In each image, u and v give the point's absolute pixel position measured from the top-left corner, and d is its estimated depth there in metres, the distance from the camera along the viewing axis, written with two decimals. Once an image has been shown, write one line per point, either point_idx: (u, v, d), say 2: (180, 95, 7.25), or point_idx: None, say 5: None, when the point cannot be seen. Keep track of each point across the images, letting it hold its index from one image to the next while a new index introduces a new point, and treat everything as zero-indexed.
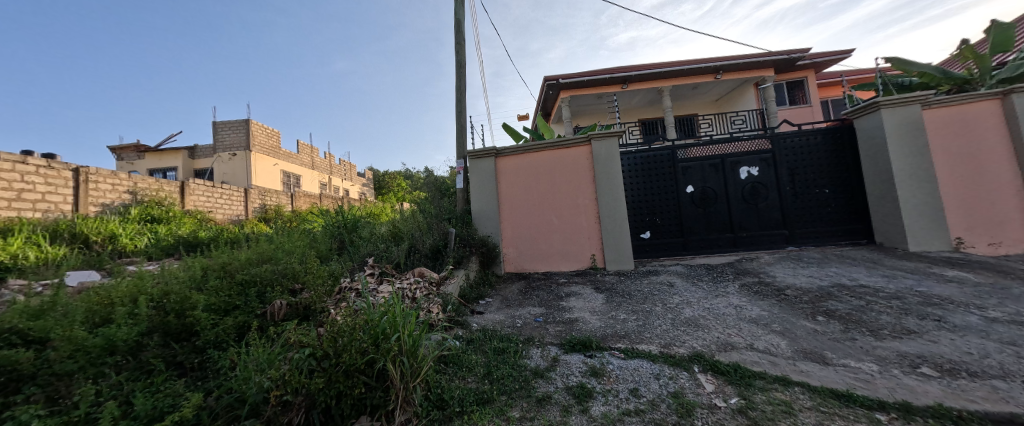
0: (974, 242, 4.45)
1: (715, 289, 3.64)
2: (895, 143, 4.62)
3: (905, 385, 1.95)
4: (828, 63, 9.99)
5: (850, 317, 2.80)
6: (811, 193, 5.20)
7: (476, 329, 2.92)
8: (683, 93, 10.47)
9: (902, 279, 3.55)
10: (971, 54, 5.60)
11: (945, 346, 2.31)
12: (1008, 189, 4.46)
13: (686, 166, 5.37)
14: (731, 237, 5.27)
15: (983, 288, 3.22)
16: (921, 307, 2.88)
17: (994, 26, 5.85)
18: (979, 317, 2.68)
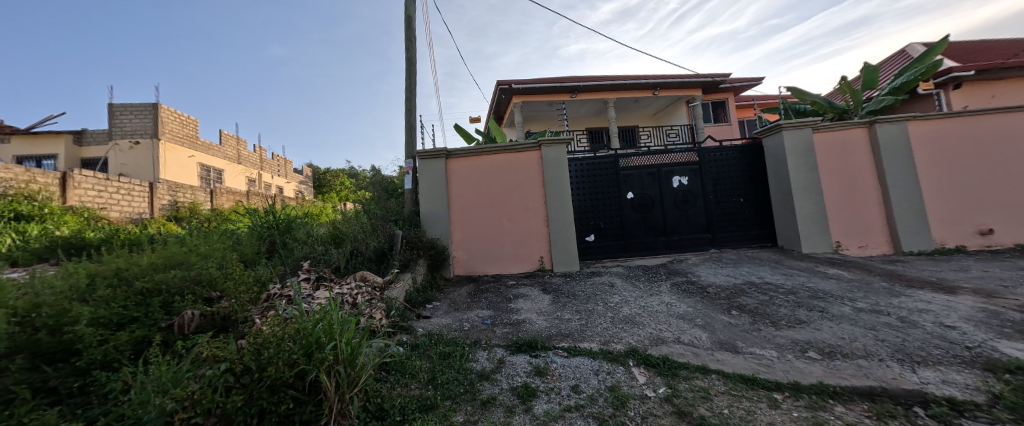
0: (849, 245, 5.30)
1: (650, 288, 3.93)
2: (794, 159, 5.35)
3: (796, 368, 2.26)
4: (745, 87, 11.31)
5: (758, 311, 3.18)
6: (731, 201, 5.83)
7: (421, 334, 2.85)
8: (625, 105, 11.17)
9: (797, 276, 4.11)
10: (849, 88, 6.71)
11: (826, 333, 2.72)
12: (874, 202, 5.38)
13: (627, 173, 5.73)
14: (665, 240, 5.72)
15: (856, 283, 3.85)
16: (810, 300, 3.37)
17: (864, 67, 7.06)
18: (851, 307, 3.20)
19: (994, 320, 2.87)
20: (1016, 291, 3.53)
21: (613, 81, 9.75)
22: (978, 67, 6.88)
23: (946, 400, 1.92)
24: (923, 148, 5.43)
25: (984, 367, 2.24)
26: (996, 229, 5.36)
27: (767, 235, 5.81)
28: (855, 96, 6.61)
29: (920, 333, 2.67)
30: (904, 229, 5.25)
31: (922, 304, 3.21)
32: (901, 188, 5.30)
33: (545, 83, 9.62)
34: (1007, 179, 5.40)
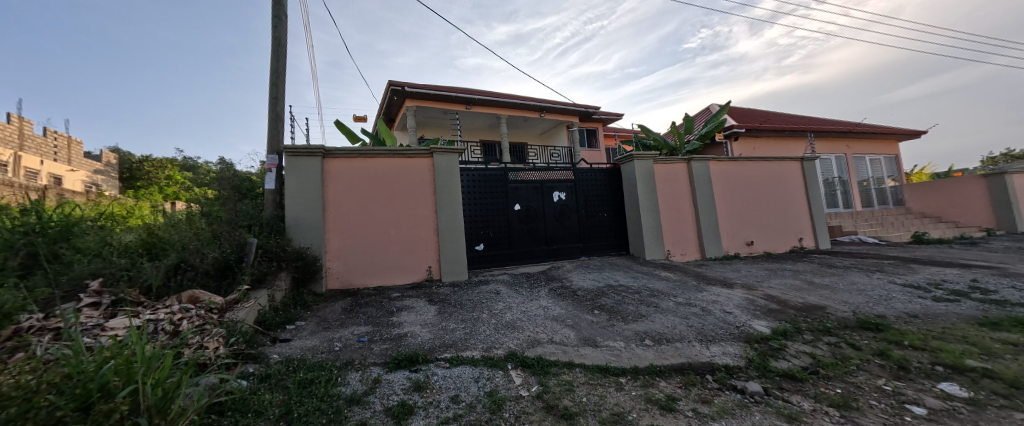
0: (675, 252, 6.68)
1: (531, 294, 4.21)
2: (641, 183, 6.52)
3: (637, 354, 2.72)
4: (611, 120, 13.32)
5: (614, 309, 3.73)
6: (598, 216, 6.73)
7: (276, 362, 2.43)
8: (515, 123, 11.87)
9: (641, 279, 4.98)
10: (676, 131, 8.63)
11: (658, 323, 3.36)
12: (691, 219, 6.94)
13: (515, 186, 6.08)
14: (546, 249, 6.22)
15: (678, 283, 4.88)
16: (649, 298, 4.12)
17: (686, 116, 9.12)
18: (675, 301, 4.03)
19: (752, 306, 4.01)
20: (764, 284, 5.02)
21: (503, 98, 10.29)
22: (746, 127, 9.70)
23: (725, 367, 2.59)
24: (721, 181, 7.31)
25: (746, 340, 3.10)
26: (758, 241, 7.51)
27: (623, 244, 6.87)
28: (679, 138, 8.54)
29: (713, 318, 3.55)
30: (708, 240, 6.91)
31: (715, 296, 4.27)
32: (708, 209, 6.99)
33: (439, 90, 9.54)
34: (763, 207, 7.65)
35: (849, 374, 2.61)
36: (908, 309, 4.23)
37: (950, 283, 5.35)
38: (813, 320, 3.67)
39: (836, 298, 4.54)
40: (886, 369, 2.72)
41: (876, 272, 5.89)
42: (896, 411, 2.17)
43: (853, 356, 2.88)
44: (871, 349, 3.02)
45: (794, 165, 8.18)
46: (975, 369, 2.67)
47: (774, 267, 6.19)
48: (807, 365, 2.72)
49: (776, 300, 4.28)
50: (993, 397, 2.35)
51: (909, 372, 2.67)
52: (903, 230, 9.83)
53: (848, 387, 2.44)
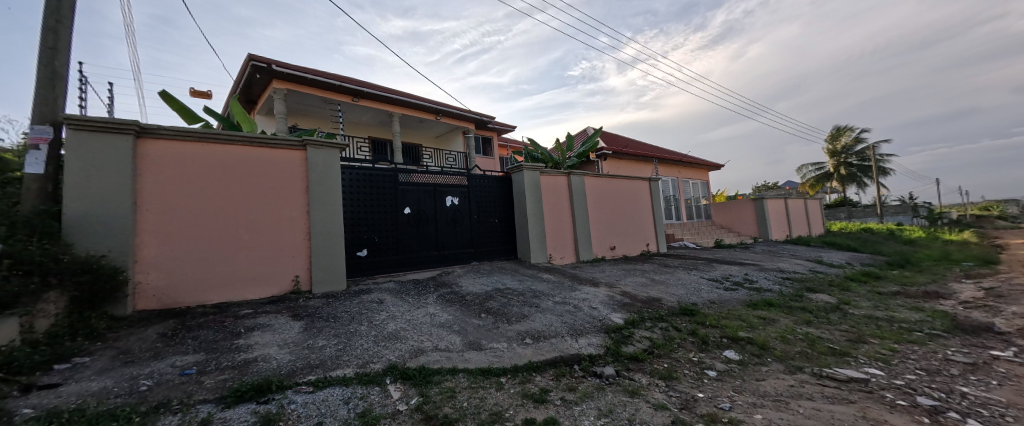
0: (555, 256, 7.31)
1: (417, 302, 4.05)
2: (528, 193, 6.97)
3: (518, 353, 2.87)
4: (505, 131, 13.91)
5: (500, 312, 3.86)
6: (489, 221, 6.91)
7: (31, 420, 1.73)
8: (408, 123, 11.34)
9: (525, 281, 5.30)
10: (559, 148, 9.57)
11: (538, 322, 3.61)
12: (569, 226, 7.72)
13: (406, 189, 5.79)
14: (436, 254, 6.08)
15: (556, 283, 5.35)
16: (532, 299, 4.40)
17: (568, 134, 10.16)
18: (553, 301, 4.41)
19: (612, 301, 4.67)
20: (621, 282, 5.92)
21: (396, 95, 9.75)
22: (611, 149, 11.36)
23: (589, 356, 2.96)
24: (592, 193, 8.37)
25: (605, 330, 3.59)
26: (619, 246, 8.81)
27: (511, 249, 7.18)
28: (562, 154, 9.50)
29: (582, 314, 4.00)
30: (581, 245, 7.79)
31: (584, 294, 4.82)
32: (582, 218, 7.88)
33: (318, 76, 8.47)
34: (622, 217, 9.04)
35: (672, 351, 3.29)
36: (711, 297, 5.56)
37: (735, 276, 7.26)
38: (652, 309, 4.50)
39: (668, 290, 5.67)
40: (695, 344, 3.53)
41: (694, 270, 7.56)
42: (699, 376, 2.83)
43: (676, 337, 3.64)
44: (687, 330, 3.87)
45: (645, 184, 9.92)
46: (744, 338, 3.69)
47: (629, 267, 7.36)
48: (647, 347, 3.31)
49: (629, 295, 5.09)
50: (751, 357, 3.29)
51: (708, 345, 3.52)
52: (711, 238, 12.88)
53: (672, 362, 3.07)
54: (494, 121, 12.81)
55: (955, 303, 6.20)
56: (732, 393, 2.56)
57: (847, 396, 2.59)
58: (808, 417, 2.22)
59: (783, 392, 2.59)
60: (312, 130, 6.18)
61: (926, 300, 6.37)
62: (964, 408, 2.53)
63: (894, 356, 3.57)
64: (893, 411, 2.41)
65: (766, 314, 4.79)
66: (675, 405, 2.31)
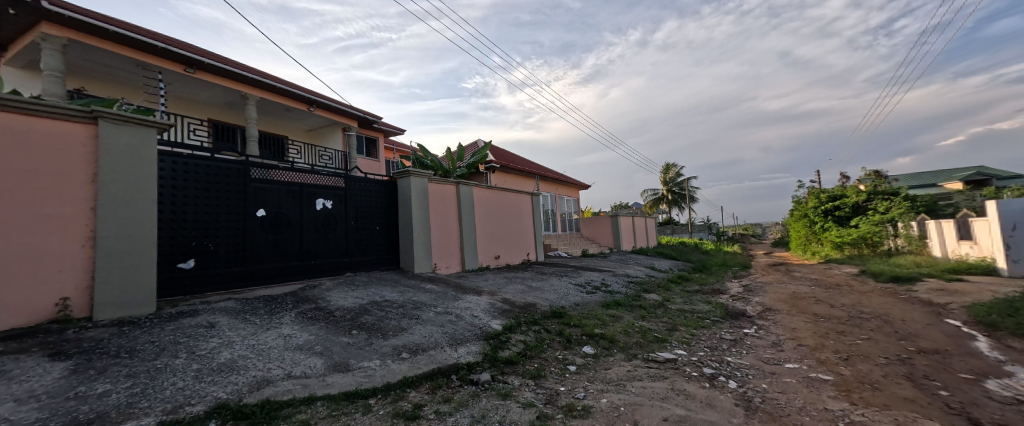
0: (440, 265, 7.17)
1: (268, 322, 3.42)
2: (414, 200, 6.69)
3: (390, 370, 2.68)
4: (392, 133, 13.11)
5: (374, 326, 3.55)
6: (368, 228, 6.36)
7: None
8: (271, 110, 9.69)
9: (406, 292, 5.03)
10: (450, 156, 9.57)
11: (418, 335, 3.46)
12: (456, 235, 7.71)
13: (262, 187, 4.91)
14: (299, 264, 5.27)
15: (438, 293, 5.24)
16: (412, 311, 4.19)
17: (459, 145, 10.25)
18: (435, 312, 4.29)
19: (493, 308, 4.81)
20: (502, 289, 6.16)
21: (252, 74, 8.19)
22: (498, 163, 11.90)
23: (467, 365, 2.98)
24: (479, 204, 8.57)
25: (484, 337, 3.66)
26: (502, 255, 9.20)
27: (393, 259, 6.75)
28: (452, 163, 9.53)
29: (463, 323, 3.99)
30: (467, 254, 7.84)
31: (467, 303, 4.84)
32: (468, 228, 7.96)
33: (131, 32, 6.53)
34: (506, 228, 9.49)
35: (542, 352, 3.58)
36: (575, 300, 6.28)
37: (595, 281, 8.36)
38: (528, 314, 4.82)
39: (542, 296, 6.16)
40: (561, 343, 3.92)
41: (564, 276, 8.43)
42: (562, 371, 3.15)
43: (546, 338, 3.97)
44: (555, 331, 4.26)
45: (527, 198, 10.67)
46: (598, 334, 4.27)
47: (510, 275, 7.75)
48: (520, 350, 3.52)
49: (508, 302, 5.35)
50: (602, 350, 3.84)
51: (571, 343, 3.95)
52: (579, 248, 14.61)
53: (541, 362, 3.34)
54: (380, 121, 12.01)
55: (728, 296, 8.51)
56: (586, 383, 2.91)
57: (663, 374, 3.25)
58: (639, 395, 2.68)
59: (623, 377, 3.08)
60: (112, 102, 4.67)
61: (714, 295, 8.51)
62: (730, 373, 3.46)
63: (693, 339, 4.65)
64: (690, 381, 3.13)
65: (615, 312, 5.65)
66: (541, 400, 2.50)
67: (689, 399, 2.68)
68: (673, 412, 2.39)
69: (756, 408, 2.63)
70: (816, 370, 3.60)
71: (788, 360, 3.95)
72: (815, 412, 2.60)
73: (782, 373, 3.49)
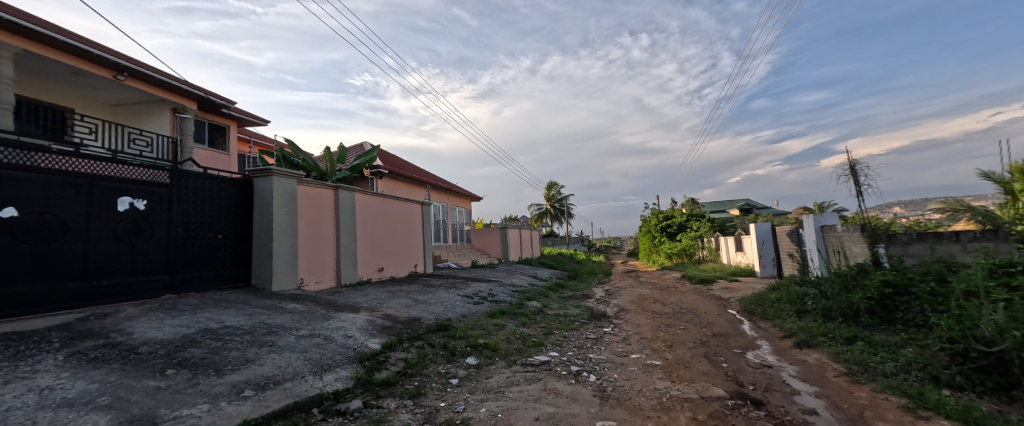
0: (309, 281, 6.25)
1: (12, 374, 2.28)
2: (278, 204, 5.72)
3: (224, 414, 2.14)
4: (246, 122, 11.07)
5: (203, 361, 2.78)
6: (202, 237, 5.14)
7: None
8: (50, 72, 6.99)
9: (258, 315, 4.20)
10: (328, 158, 8.61)
11: (267, 366, 2.87)
12: (331, 246, 6.88)
13: (19, 176, 3.46)
14: (83, 286, 3.85)
15: (303, 313, 4.53)
16: (264, 337, 3.48)
17: (341, 146, 9.32)
18: (295, 336, 3.65)
19: (371, 326, 4.40)
20: (383, 305, 5.71)
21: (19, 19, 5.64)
22: (388, 169, 11.19)
23: (333, 394, 2.63)
24: (361, 212, 7.87)
25: (358, 361, 3.30)
26: (386, 268, 8.60)
27: (240, 275, 5.60)
28: (331, 165, 8.61)
29: (333, 346, 3.53)
30: (344, 268, 7.07)
31: (340, 323, 4.31)
32: (346, 238, 7.21)
33: None
34: (392, 239, 8.94)
35: (424, 368, 3.44)
36: (461, 311, 6.24)
37: (482, 292, 8.47)
38: (411, 330, 4.56)
39: (427, 309, 5.92)
40: (445, 357, 3.83)
41: (452, 288, 8.31)
42: (443, 386, 3.06)
43: (430, 353, 3.82)
44: (439, 344, 4.14)
45: (416, 208, 10.30)
46: (482, 344, 4.31)
47: (394, 289, 7.27)
48: (400, 369, 3.29)
49: (390, 317, 4.97)
50: (485, 360, 3.88)
51: (454, 356, 3.89)
52: (468, 259, 14.69)
53: (422, 379, 3.19)
54: (232, 107, 10.04)
55: (595, 300, 9.67)
56: (467, 394, 2.89)
57: (538, 376, 3.46)
58: (516, 399, 2.79)
59: (502, 383, 3.17)
60: None
61: (583, 300, 9.57)
62: (592, 368, 3.90)
63: (564, 341, 5.11)
64: (559, 379, 3.41)
65: (499, 321, 5.81)
66: (418, 421, 2.36)
67: (559, 396, 2.90)
68: (543, 410, 2.56)
69: (609, 396, 3.02)
70: (651, 357, 4.34)
71: (634, 351, 4.67)
72: (648, 392, 3.13)
73: (629, 363, 4.11)
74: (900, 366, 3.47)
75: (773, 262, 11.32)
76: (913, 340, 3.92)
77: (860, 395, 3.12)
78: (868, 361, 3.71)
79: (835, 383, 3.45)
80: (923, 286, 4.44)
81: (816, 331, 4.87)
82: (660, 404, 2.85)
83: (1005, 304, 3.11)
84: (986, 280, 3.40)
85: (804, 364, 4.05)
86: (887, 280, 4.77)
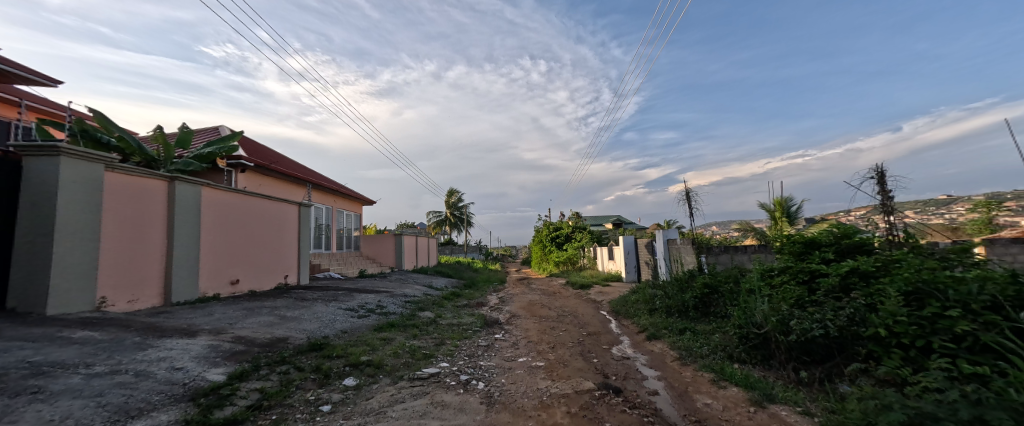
0: (117, 300, 4.78)
1: None
2: (71, 196, 4.23)
3: None
4: (18, 78, 8.02)
5: None
6: None
7: None
8: None
9: (16, 351, 2.98)
10: (162, 140, 6.88)
11: (27, 422, 2.02)
12: (156, 255, 5.40)
13: None
14: None
15: (103, 344, 3.41)
16: (26, 381, 2.47)
17: (182, 128, 7.57)
18: (82, 376, 2.69)
19: (214, 353, 3.59)
20: (235, 326, 4.72)
21: None
22: (255, 161, 9.48)
23: None
24: (209, 212, 6.41)
25: (188, 399, 2.64)
26: (242, 280, 7.19)
27: None
28: (165, 150, 6.90)
29: (149, 383, 2.74)
30: (176, 282, 5.64)
31: (165, 352, 3.39)
32: (183, 243, 5.79)
33: None
34: (252, 245, 7.54)
35: (286, 397, 2.96)
36: (341, 327, 5.62)
37: (368, 304, 7.77)
38: (271, 353, 3.88)
39: (296, 327, 5.14)
40: (315, 381, 3.37)
41: (330, 301, 7.41)
42: (311, 415, 2.69)
43: (296, 378, 3.31)
44: (310, 367, 3.64)
45: (290, 209, 8.94)
46: (364, 362, 3.95)
47: (252, 305, 6.10)
48: (253, 402, 2.76)
49: (243, 340, 4.15)
50: (365, 379, 3.56)
51: (329, 378, 3.46)
52: (354, 268, 13.38)
53: (282, 411, 2.74)
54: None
55: (488, 307, 9.85)
56: (341, 421, 2.59)
57: (426, 389, 3.33)
58: (399, 418, 2.62)
59: (384, 403, 2.95)
60: None
61: (477, 308, 9.64)
62: (481, 375, 3.95)
63: (456, 350, 5.05)
64: (447, 390, 3.35)
65: (385, 335, 5.41)
66: None
67: (445, 408, 2.85)
68: None
69: (495, 401, 3.10)
70: (536, 359, 4.63)
71: (521, 355, 4.90)
72: (532, 393, 3.32)
73: (516, 367, 4.29)
74: (712, 348, 4.47)
75: (634, 268, 13.37)
76: (720, 328, 5.09)
77: (687, 375, 3.90)
78: (693, 346, 4.68)
79: (672, 367, 4.23)
80: (727, 286, 5.82)
81: (661, 325, 5.91)
82: (540, 402, 3.05)
83: (768, 297, 4.31)
84: (759, 281, 4.68)
85: (652, 353, 4.87)
86: (706, 282, 6.10)
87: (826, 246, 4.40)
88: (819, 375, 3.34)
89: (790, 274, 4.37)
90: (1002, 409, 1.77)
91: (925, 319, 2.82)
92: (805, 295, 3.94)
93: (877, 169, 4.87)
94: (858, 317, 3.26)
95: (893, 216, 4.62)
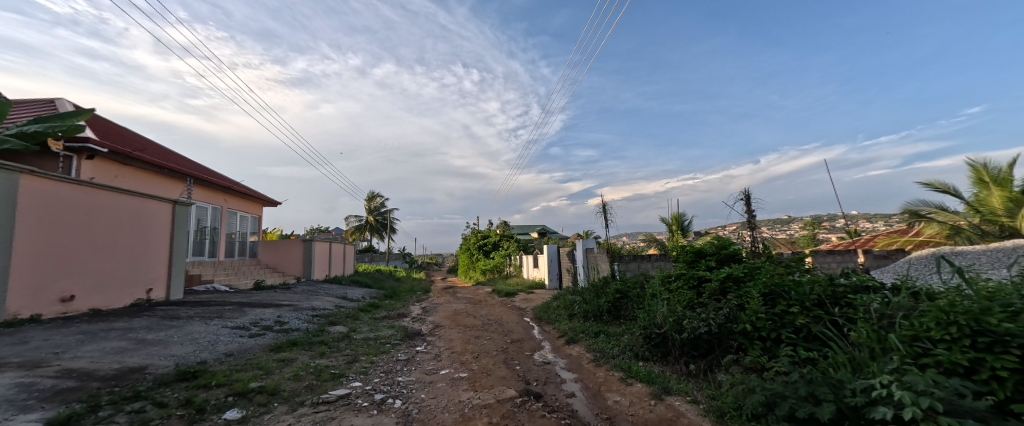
0: None
1: None
2: None
3: None
4: None
5: None
6: None
7: None
8: None
9: None
10: None
11: None
12: None
13: None
14: None
15: None
16: None
17: None
18: None
19: (27, 394, 2.75)
20: (67, 356, 3.71)
21: None
22: (111, 147, 7.71)
23: None
24: (31, 208, 5.03)
25: None
26: (80, 295, 5.73)
27: None
28: None
29: None
30: None
31: None
32: None
33: None
34: (97, 251, 6.07)
35: None
36: (227, 349, 4.81)
37: (265, 320, 6.79)
38: (121, 389, 3.13)
39: (161, 353, 4.24)
40: (185, 417, 2.80)
41: (214, 318, 6.31)
42: None
43: (156, 416, 2.71)
44: (177, 402, 3.01)
45: (160, 208, 7.44)
46: (252, 389, 3.42)
47: (95, 328, 4.88)
48: None
49: (78, 374, 3.27)
50: (255, 409, 3.07)
51: (203, 413, 2.90)
52: (249, 279, 11.62)
53: None
54: None
55: (409, 318, 9.37)
56: None
57: (332, 415, 3.00)
58: None
59: None
60: None
61: (398, 319, 9.09)
62: (398, 392, 3.71)
63: (371, 367, 4.66)
64: (358, 413, 3.06)
65: (284, 356, 4.77)
66: None
67: None
68: None
69: (412, 420, 2.92)
70: (458, 370, 4.51)
71: (443, 367, 4.75)
72: (452, 406, 3.21)
73: (437, 380, 4.13)
74: (621, 349, 4.86)
75: (555, 276, 14.03)
76: (629, 329, 5.56)
77: (600, 375, 4.17)
78: (606, 348, 5.02)
79: (586, 368, 4.48)
80: (634, 291, 6.38)
81: (579, 329, 6.25)
82: (461, 416, 2.96)
83: (666, 300, 4.86)
84: (660, 286, 5.24)
85: (569, 357, 5.10)
86: (618, 289, 6.63)
87: (710, 255, 5.14)
88: (703, 366, 3.84)
89: (683, 280, 4.99)
90: (825, 385, 2.21)
91: (777, 315, 3.45)
92: (694, 297, 4.53)
93: (744, 193, 5.91)
94: (732, 316, 3.85)
95: (755, 231, 5.65)
